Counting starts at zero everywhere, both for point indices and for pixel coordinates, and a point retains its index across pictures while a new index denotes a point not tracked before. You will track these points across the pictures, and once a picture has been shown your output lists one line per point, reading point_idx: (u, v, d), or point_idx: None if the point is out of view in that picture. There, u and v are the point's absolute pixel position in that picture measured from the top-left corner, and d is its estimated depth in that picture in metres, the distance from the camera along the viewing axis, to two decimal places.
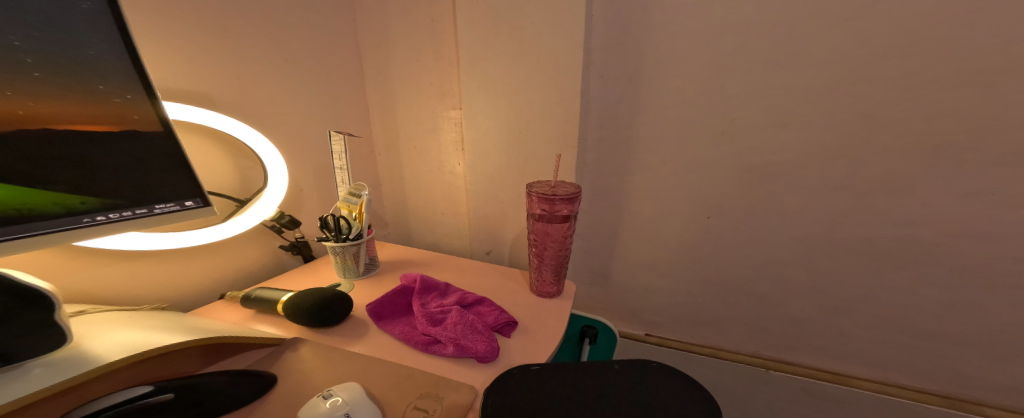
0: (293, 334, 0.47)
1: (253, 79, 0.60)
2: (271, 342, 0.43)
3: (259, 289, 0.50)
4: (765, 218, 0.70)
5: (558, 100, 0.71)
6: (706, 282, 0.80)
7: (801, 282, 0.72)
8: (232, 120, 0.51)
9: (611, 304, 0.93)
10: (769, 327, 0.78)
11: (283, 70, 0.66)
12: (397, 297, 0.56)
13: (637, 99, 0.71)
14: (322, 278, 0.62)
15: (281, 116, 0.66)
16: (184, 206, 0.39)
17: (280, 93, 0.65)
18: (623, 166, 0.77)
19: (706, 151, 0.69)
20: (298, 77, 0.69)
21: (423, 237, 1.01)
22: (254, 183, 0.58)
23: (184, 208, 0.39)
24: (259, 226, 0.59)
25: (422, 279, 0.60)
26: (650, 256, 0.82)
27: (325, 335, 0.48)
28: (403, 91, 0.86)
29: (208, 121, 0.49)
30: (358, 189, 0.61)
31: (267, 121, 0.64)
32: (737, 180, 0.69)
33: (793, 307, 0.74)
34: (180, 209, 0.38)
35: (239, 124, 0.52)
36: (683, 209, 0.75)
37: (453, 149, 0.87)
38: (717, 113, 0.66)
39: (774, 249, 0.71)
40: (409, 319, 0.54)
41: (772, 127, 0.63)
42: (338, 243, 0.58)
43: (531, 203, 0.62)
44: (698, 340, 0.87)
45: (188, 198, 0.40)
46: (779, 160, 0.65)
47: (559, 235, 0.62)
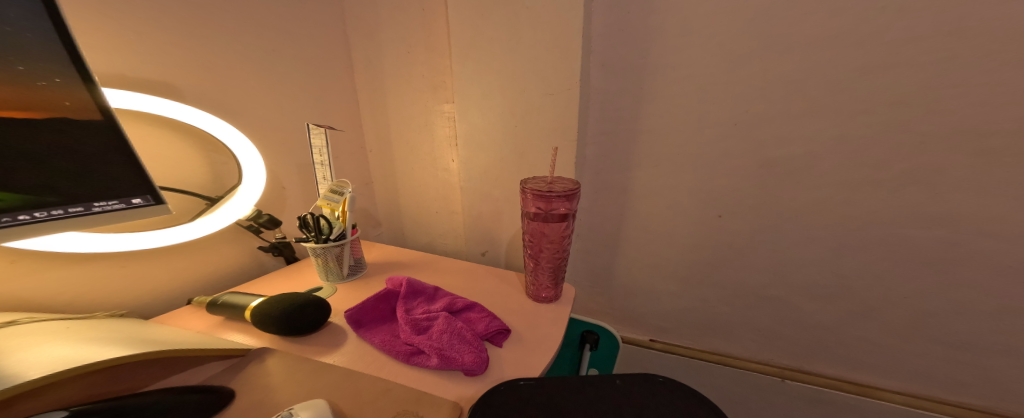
0: (262, 343, 0.43)
1: (228, 70, 0.57)
2: (234, 353, 0.39)
3: (229, 293, 0.47)
4: (781, 217, 0.64)
5: (555, 91, 0.67)
6: (716, 286, 0.74)
7: (821, 287, 0.66)
8: (202, 112, 0.48)
9: (614, 308, 0.88)
10: (784, 334, 0.72)
11: (262, 62, 0.62)
12: (381, 303, 0.52)
13: (641, 89, 0.66)
14: (303, 281, 0.58)
15: (260, 109, 0.63)
16: (130, 204, 0.36)
17: (259, 86, 0.62)
18: (626, 162, 0.72)
19: (717, 144, 0.64)
20: (279, 68, 0.66)
21: (417, 237, 0.97)
22: (229, 179, 0.55)
23: (131, 206, 0.36)
24: (235, 226, 0.55)
25: (408, 283, 0.56)
26: (655, 258, 0.77)
27: (298, 344, 0.44)
28: (394, 85, 0.82)
29: (172, 113, 0.45)
30: (341, 186, 0.56)
31: (245, 115, 0.60)
32: (750, 175, 0.63)
33: (811, 314, 0.68)
34: (125, 207, 0.36)
35: (210, 117, 0.48)
36: (690, 208, 0.70)
37: (446, 144, 0.83)
38: (729, 102, 0.60)
39: (791, 250, 0.66)
40: (393, 325, 0.50)
41: (789, 117, 0.58)
42: (319, 244, 0.54)
43: (526, 201, 0.57)
44: (706, 346, 0.81)
45: (135, 195, 0.37)
46: (798, 153, 0.59)
47: (557, 235, 0.58)
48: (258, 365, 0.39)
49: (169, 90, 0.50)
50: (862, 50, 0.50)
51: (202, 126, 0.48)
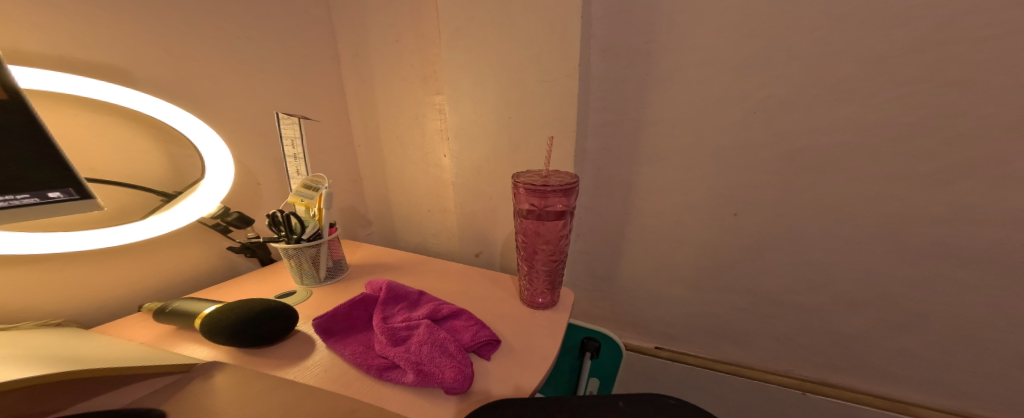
0: (214, 356, 0.38)
1: (193, 58, 0.53)
2: (175, 369, 0.34)
3: (182, 300, 0.42)
4: (804, 216, 0.57)
5: (552, 78, 0.61)
6: (728, 290, 0.68)
7: (849, 293, 0.59)
8: (152, 98, 0.43)
9: (616, 313, 0.82)
10: (805, 344, 0.66)
11: (234, 49, 0.58)
12: (356, 310, 0.47)
13: (647, 74, 0.60)
14: (275, 285, 0.53)
15: (232, 99, 0.58)
16: (44, 199, 0.33)
17: (229, 75, 0.58)
18: (631, 155, 0.66)
19: (730, 135, 0.57)
20: (253, 56, 0.61)
21: (409, 237, 0.93)
22: (192, 172, 0.51)
23: (44, 201, 0.33)
24: (198, 225, 0.51)
25: (389, 287, 0.51)
26: (662, 259, 0.71)
27: (255, 357, 0.39)
28: (383, 76, 0.78)
29: (117, 99, 0.41)
30: (316, 181, 0.52)
31: (213, 107, 0.56)
32: (769, 168, 0.57)
33: (837, 322, 0.62)
34: (37, 202, 0.32)
35: (162, 103, 0.44)
36: (700, 206, 0.64)
37: (437, 138, 0.78)
38: (746, 87, 0.54)
39: (816, 252, 0.59)
40: (369, 335, 0.45)
41: (816, 103, 0.51)
42: (290, 245, 0.49)
43: (519, 197, 0.50)
44: (718, 355, 0.75)
45: (52, 189, 0.33)
46: (826, 143, 0.52)
47: (553, 235, 0.52)
48: (200, 381, 0.33)
49: (119, 76, 0.46)
50: (903, 23, 0.43)
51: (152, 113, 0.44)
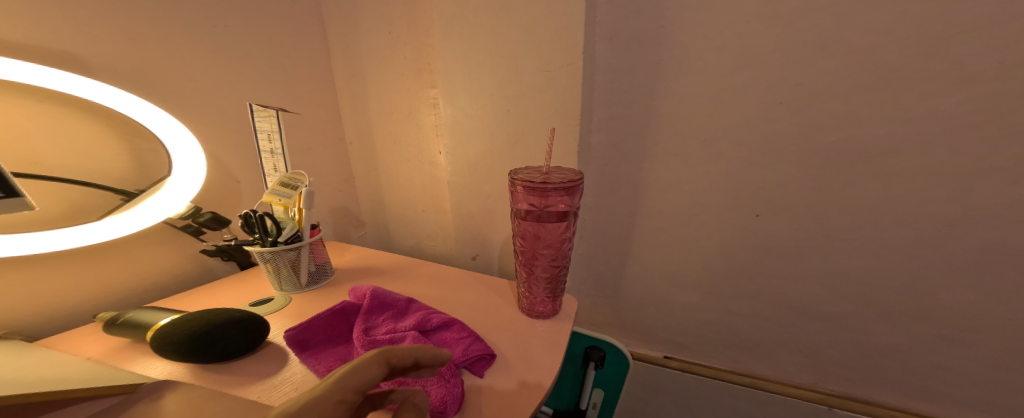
0: (167, 375, 0.34)
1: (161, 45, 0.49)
2: (110, 391, 0.29)
3: (139, 309, 0.38)
4: (833, 216, 0.52)
5: (553, 68, 0.56)
6: (745, 297, 0.63)
7: (882, 302, 0.53)
8: (105, 85, 0.40)
9: (623, 320, 0.77)
10: (831, 356, 0.60)
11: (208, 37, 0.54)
12: (335, 320, 0.41)
13: (657, 63, 0.55)
14: (251, 291, 0.49)
15: (207, 92, 0.55)
16: None
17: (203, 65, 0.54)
18: (639, 150, 0.61)
19: (750, 128, 0.52)
20: (231, 46, 0.58)
21: (404, 238, 0.88)
22: (158, 168, 0.47)
23: None
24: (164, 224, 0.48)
25: (373, 294, 0.46)
26: (673, 263, 0.66)
27: (214, 373, 0.35)
28: (376, 69, 0.74)
29: (64, 87, 0.38)
30: (295, 179, 0.47)
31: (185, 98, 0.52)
32: (793, 164, 0.51)
33: (868, 333, 0.56)
34: None
35: (118, 91, 0.41)
36: (714, 205, 0.59)
37: (432, 134, 0.74)
38: (770, 75, 0.48)
39: (844, 256, 0.53)
40: (348, 349, 0.39)
41: (852, 91, 0.45)
42: (265, 248, 0.44)
43: (516, 196, 0.44)
44: (733, 366, 0.69)
45: None
46: (862, 136, 0.46)
47: (555, 238, 0.46)
48: (141, 404, 0.29)
49: (74, 63, 0.42)
50: None
51: (106, 102, 0.40)
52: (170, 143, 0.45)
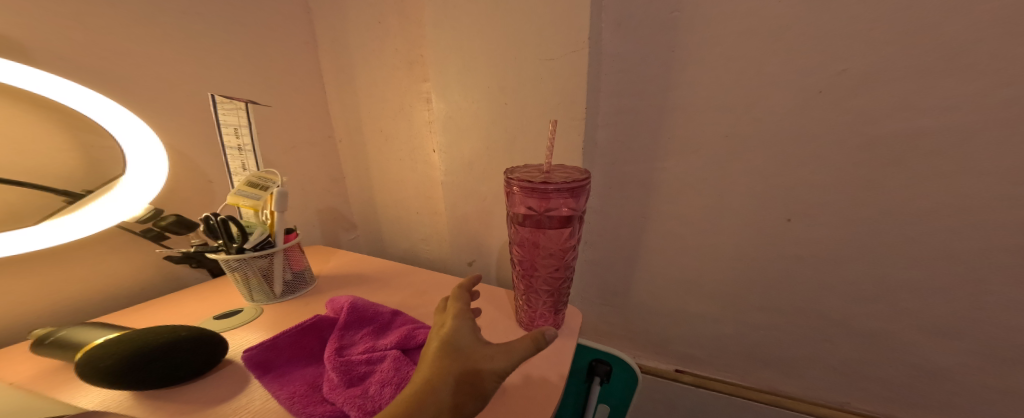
0: (93, 404, 0.28)
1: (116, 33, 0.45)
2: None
3: (74, 326, 0.33)
4: (872, 219, 0.46)
5: (554, 56, 0.51)
6: (766, 307, 0.57)
7: (926, 316, 0.47)
8: (36, 70, 0.35)
9: (630, 330, 0.71)
10: (865, 372, 0.54)
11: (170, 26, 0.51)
12: (306, 337, 0.35)
13: (671, 50, 0.49)
14: (217, 303, 0.44)
15: (171, 84, 0.52)
16: None
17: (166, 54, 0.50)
18: (650, 147, 0.55)
19: (780, 121, 0.46)
20: (199, 36, 0.54)
21: (398, 241, 0.84)
22: (112, 166, 0.43)
23: None
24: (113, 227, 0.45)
25: (351, 307, 0.40)
26: (685, 270, 0.60)
27: (152, 399, 0.29)
28: (366, 62, 0.70)
29: None
30: (266, 178, 0.42)
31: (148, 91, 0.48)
32: (829, 160, 0.45)
33: (910, 349, 0.50)
34: None
35: (53, 78, 0.36)
36: (734, 206, 0.53)
37: (425, 131, 0.69)
38: (805, 61, 0.43)
39: (883, 265, 0.47)
40: (317, 371, 0.33)
41: (904, 77, 0.39)
42: (230, 256, 0.39)
43: (513, 198, 0.39)
44: (753, 381, 0.64)
45: None
46: (916, 128, 0.40)
47: (556, 247, 0.41)
48: None
49: (9, 49, 0.39)
50: None
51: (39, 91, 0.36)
52: (122, 138, 0.40)
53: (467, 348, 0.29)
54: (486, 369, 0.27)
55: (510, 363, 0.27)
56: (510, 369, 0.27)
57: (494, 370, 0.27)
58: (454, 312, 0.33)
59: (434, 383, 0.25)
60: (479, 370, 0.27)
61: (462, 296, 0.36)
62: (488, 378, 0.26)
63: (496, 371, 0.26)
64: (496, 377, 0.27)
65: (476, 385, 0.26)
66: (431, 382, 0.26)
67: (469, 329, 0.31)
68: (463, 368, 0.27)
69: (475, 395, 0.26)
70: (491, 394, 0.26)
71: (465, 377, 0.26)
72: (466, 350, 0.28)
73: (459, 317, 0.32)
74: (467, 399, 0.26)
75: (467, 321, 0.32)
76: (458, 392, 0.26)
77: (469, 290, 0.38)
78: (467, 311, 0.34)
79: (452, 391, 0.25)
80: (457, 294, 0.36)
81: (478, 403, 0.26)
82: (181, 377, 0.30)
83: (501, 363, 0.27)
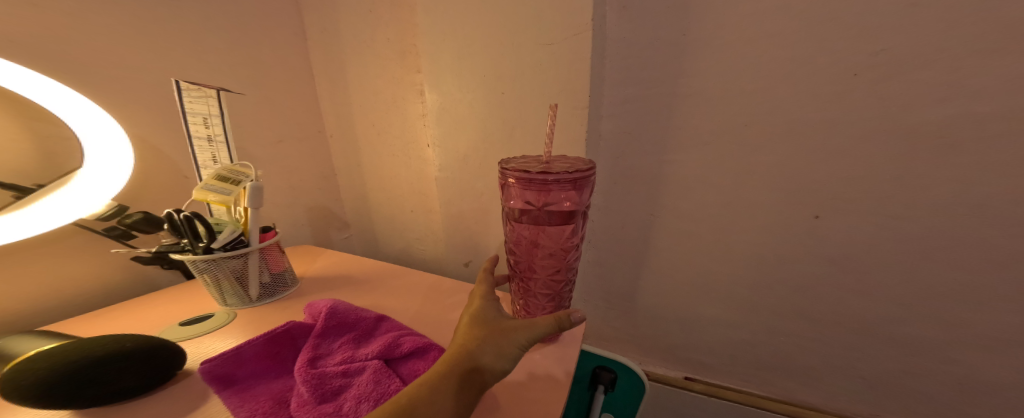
0: None
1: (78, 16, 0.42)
2: None
3: (13, 336, 0.29)
4: (909, 214, 0.41)
5: (555, 40, 0.47)
6: (785, 311, 0.53)
7: (969, 322, 0.43)
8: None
9: (636, 335, 0.67)
10: (896, 382, 0.50)
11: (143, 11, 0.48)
12: (276, 345, 0.31)
13: (682, 33, 0.45)
14: (183, 309, 0.40)
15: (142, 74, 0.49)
16: None
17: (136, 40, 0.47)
18: (659, 139, 0.51)
19: (806, 107, 0.42)
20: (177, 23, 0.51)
21: (392, 241, 0.80)
22: (71, 157, 0.41)
23: None
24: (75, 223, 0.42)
25: (331, 312, 0.36)
26: (697, 272, 0.56)
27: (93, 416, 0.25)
28: (358, 53, 0.66)
29: None
30: (237, 172, 0.39)
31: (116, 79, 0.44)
32: (859, 150, 0.41)
33: (949, 358, 0.45)
34: None
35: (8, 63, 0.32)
36: (751, 202, 0.49)
37: (419, 124, 0.65)
38: (833, 41, 0.39)
39: (919, 266, 0.43)
40: (286, 385, 0.29)
41: (950, 55, 0.35)
42: (196, 257, 0.35)
43: (509, 192, 0.35)
44: (768, 390, 0.59)
45: None
46: (967, 112, 0.35)
47: (557, 246, 0.37)
48: None
49: None
50: None
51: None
52: (80, 129, 0.36)
53: (494, 323, 0.31)
54: (512, 336, 0.29)
55: (533, 333, 0.29)
56: (533, 341, 0.29)
57: (520, 337, 0.29)
58: (480, 294, 0.36)
59: (469, 346, 0.28)
60: (506, 337, 0.29)
61: (487, 280, 0.40)
62: (514, 344, 0.28)
63: (520, 339, 0.28)
64: (520, 345, 0.28)
65: (505, 348, 0.28)
66: (464, 346, 0.28)
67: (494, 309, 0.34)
68: (492, 335, 0.29)
69: (504, 359, 0.27)
70: (515, 362, 0.28)
71: (495, 341, 0.28)
72: (494, 323, 0.31)
73: (484, 298, 0.36)
74: (497, 362, 0.27)
75: (492, 302, 0.35)
76: (489, 354, 0.28)
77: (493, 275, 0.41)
78: (492, 294, 0.37)
79: (483, 354, 0.28)
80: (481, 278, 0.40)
81: (505, 369, 0.28)
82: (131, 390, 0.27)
83: (525, 332, 0.29)
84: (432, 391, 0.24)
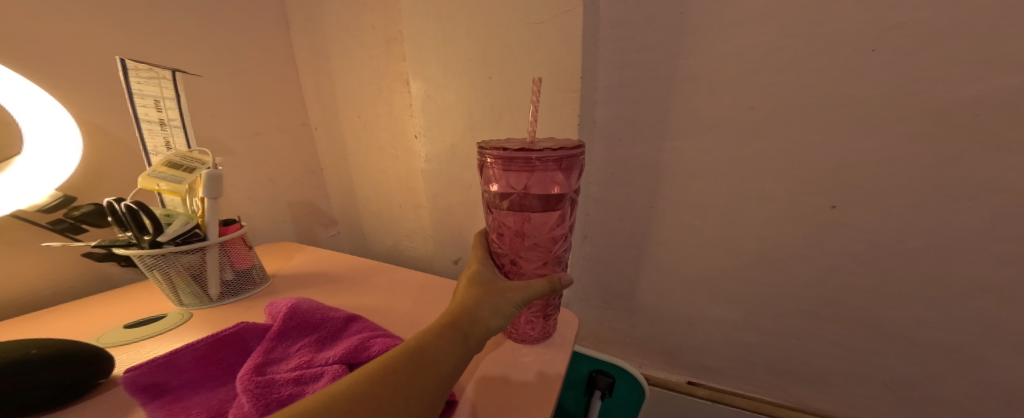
0: None
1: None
2: None
3: None
4: (942, 203, 0.36)
5: (544, 19, 0.43)
6: (797, 312, 0.48)
7: (1015, 326, 0.38)
8: None
9: (636, 336, 0.63)
10: (925, 390, 0.45)
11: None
12: (221, 349, 0.28)
13: (684, 7, 0.41)
14: (133, 313, 0.37)
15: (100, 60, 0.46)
16: None
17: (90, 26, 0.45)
18: (658, 125, 0.47)
19: (821, 87, 0.38)
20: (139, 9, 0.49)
21: (381, 238, 0.77)
22: (10, 144, 0.38)
23: None
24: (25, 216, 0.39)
25: (291, 312, 0.32)
26: (702, 268, 0.52)
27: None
28: (341, 42, 0.63)
29: None
30: (192, 159, 0.36)
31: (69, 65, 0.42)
32: (883, 132, 0.37)
33: (988, 365, 0.40)
34: None
35: None
36: (757, 192, 0.45)
37: (405, 115, 0.62)
38: (852, 10, 0.34)
39: (947, 262, 0.38)
40: (228, 395, 0.25)
41: (985, 24, 0.30)
42: (143, 251, 0.32)
43: (487, 173, 0.30)
44: (777, 396, 0.55)
45: None
46: (1017, 87, 0.31)
47: (543, 236, 0.33)
48: None
49: None
50: None
51: None
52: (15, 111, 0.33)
53: (491, 283, 0.30)
54: (508, 294, 0.28)
55: (529, 293, 0.28)
56: (529, 299, 0.28)
57: (515, 295, 0.28)
58: (477, 259, 0.34)
59: (467, 302, 0.26)
60: (501, 295, 0.27)
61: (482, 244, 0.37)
62: (509, 302, 0.27)
63: (516, 297, 0.27)
64: (517, 303, 0.27)
65: (501, 306, 0.27)
66: (462, 304, 0.26)
67: (492, 271, 0.32)
68: (489, 293, 0.28)
69: (500, 316, 0.26)
70: (513, 319, 0.27)
71: (491, 300, 0.27)
72: (490, 283, 0.29)
73: (480, 262, 0.33)
74: (493, 318, 0.26)
75: (489, 266, 0.33)
76: (486, 310, 0.26)
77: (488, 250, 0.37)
78: (489, 259, 0.35)
79: (480, 309, 0.26)
80: (477, 241, 0.37)
81: (501, 326, 0.26)
82: (60, 395, 0.23)
83: (520, 291, 0.28)
84: (434, 343, 0.22)
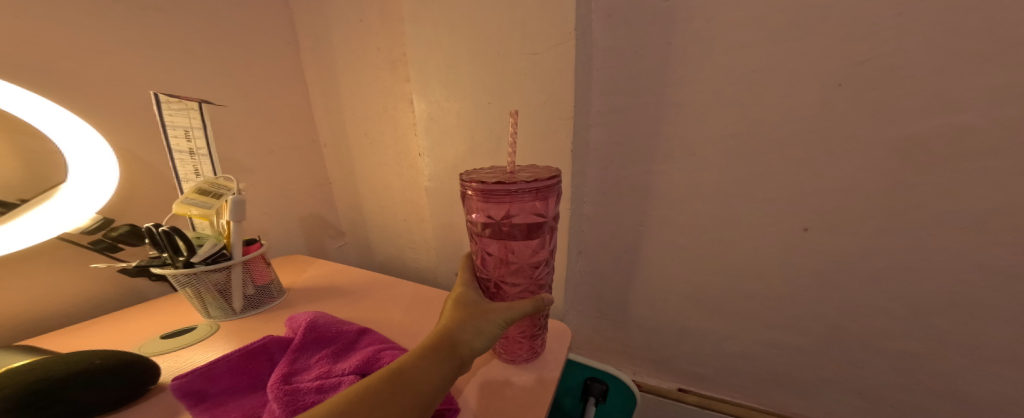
0: None
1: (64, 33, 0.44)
2: None
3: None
4: (905, 225, 0.40)
5: (538, 50, 0.47)
6: (778, 323, 0.52)
7: (971, 336, 0.41)
8: None
9: (630, 345, 0.66)
10: (896, 397, 0.48)
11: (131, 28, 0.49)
12: (252, 360, 0.31)
13: (667, 42, 0.45)
14: (165, 325, 0.40)
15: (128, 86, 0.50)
16: None
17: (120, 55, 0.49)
18: (647, 148, 0.51)
19: (792, 118, 0.41)
20: (164, 37, 0.53)
21: (386, 249, 0.80)
22: (54, 171, 0.42)
23: None
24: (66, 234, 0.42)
25: (310, 326, 0.36)
26: (689, 281, 0.55)
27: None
28: (350, 64, 0.67)
29: None
30: (219, 186, 0.40)
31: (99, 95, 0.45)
32: (850, 160, 0.40)
33: (952, 374, 0.43)
34: None
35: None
36: (739, 212, 0.48)
37: (409, 133, 0.66)
38: (816, 51, 0.38)
39: (910, 279, 0.42)
40: (261, 401, 0.29)
41: (933, 67, 0.34)
42: (178, 270, 0.36)
43: (469, 204, 0.33)
44: (762, 403, 0.58)
45: None
46: (958, 122, 0.35)
47: (525, 260, 0.36)
48: None
49: None
50: None
51: None
52: (63, 144, 0.37)
53: (474, 305, 0.33)
54: (489, 316, 0.31)
55: (512, 314, 0.31)
56: (511, 321, 0.31)
57: (497, 317, 0.31)
58: (462, 283, 0.37)
59: (449, 325, 0.29)
60: (483, 318, 0.31)
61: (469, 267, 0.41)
62: (491, 324, 0.30)
63: (498, 319, 0.31)
64: (499, 324, 0.31)
65: (483, 327, 0.30)
66: (447, 326, 0.30)
67: (477, 294, 0.35)
68: (472, 317, 0.31)
69: (481, 337, 0.29)
70: (493, 339, 0.30)
71: (473, 322, 0.30)
72: (474, 306, 0.33)
73: (465, 285, 0.37)
74: (476, 339, 0.29)
75: (473, 289, 0.36)
76: (468, 332, 0.29)
77: (474, 273, 0.40)
78: (474, 282, 0.38)
79: (461, 332, 0.29)
80: (463, 264, 0.41)
81: (483, 346, 0.29)
82: (111, 403, 0.27)
83: (503, 313, 0.31)
84: (418, 365, 0.25)
